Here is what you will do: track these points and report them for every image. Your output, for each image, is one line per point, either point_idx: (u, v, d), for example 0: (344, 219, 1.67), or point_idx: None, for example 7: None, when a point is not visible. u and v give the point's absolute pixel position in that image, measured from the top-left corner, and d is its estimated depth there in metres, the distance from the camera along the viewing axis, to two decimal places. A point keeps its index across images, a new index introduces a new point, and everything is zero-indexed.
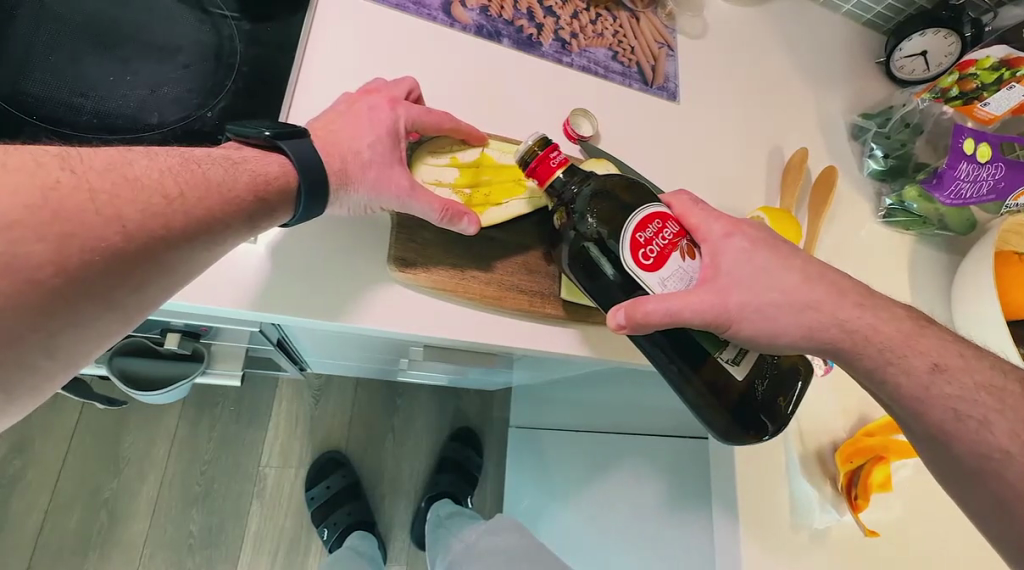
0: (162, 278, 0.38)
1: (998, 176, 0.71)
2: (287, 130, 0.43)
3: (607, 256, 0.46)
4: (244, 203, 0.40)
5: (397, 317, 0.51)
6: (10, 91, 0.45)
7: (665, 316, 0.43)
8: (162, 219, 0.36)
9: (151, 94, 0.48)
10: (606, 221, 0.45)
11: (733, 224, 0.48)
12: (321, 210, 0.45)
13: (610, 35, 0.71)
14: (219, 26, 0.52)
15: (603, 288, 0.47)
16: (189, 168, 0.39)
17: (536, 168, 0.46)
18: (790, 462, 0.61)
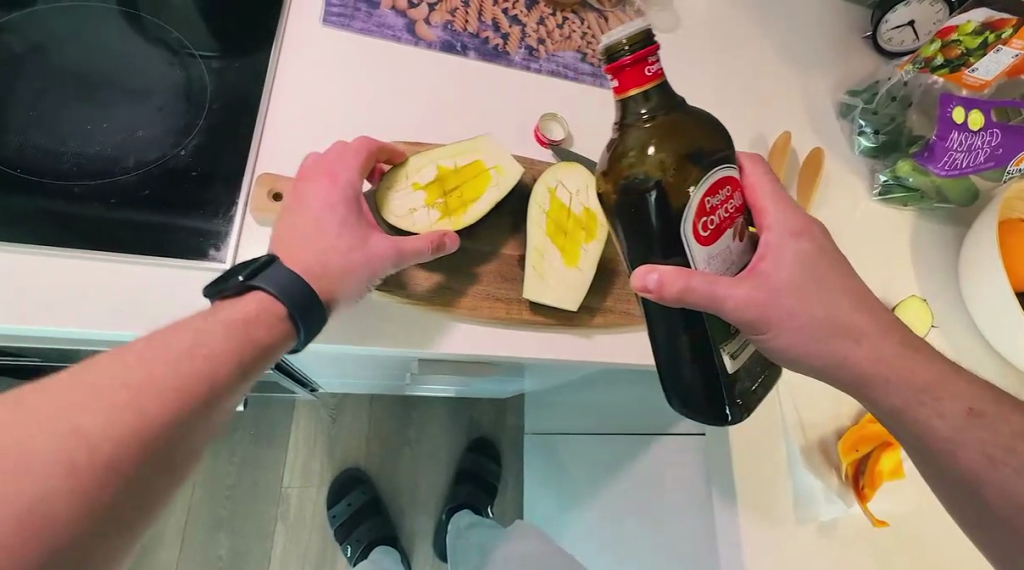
0: (165, 474, 0.34)
1: (994, 143, 0.68)
2: (257, 266, 0.41)
3: (662, 210, 0.40)
4: (232, 358, 0.38)
5: (376, 334, 0.52)
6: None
7: (706, 296, 0.41)
8: (134, 413, 0.33)
9: (127, 139, 0.50)
10: (679, 176, 0.40)
11: (802, 224, 0.46)
12: (320, 320, 0.42)
13: (579, 37, 0.71)
14: (189, 67, 0.54)
15: (637, 234, 0.42)
16: (155, 346, 0.36)
17: (625, 69, 0.37)
18: (790, 453, 0.60)
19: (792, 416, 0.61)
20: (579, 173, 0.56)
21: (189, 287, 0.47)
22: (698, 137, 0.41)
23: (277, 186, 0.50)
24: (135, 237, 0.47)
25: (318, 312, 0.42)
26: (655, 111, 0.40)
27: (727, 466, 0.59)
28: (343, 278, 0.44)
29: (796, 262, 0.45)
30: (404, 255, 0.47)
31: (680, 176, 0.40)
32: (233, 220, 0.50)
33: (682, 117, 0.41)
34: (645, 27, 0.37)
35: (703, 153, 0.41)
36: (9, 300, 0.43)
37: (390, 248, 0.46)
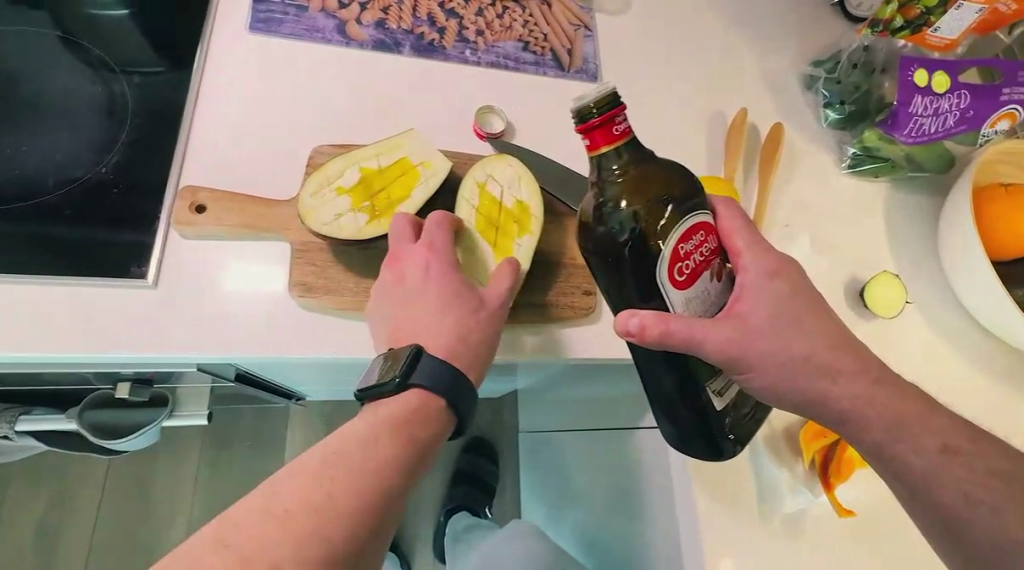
0: (375, 548, 0.38)
1: (963, 105, 0.65)
2: (409, 362, 0.43)
3: (639, 262, 0.40)
4: (407, 452, 0.41)
5: (303, 343, 0.50)
6: None
7: (685, 338, 0.40)
8: (322, 538, 0.35)
9: (50, 158, 0.51)
10: (653, 224, 0.39)
11: (778, 264, 0.45)
12: (468, 401, 0.45)
13: (520, 26, 0.69)
14: (112, 83, 0.55)
15: (615, 283, 0.41)
16: (333, 461, 0.38)
17: (592, 129, 0.37)
18: (754, 443, 0.57)
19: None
20: (509, 162, 0.55)
21: (113, 305, 0.48)
22: (671, 186, 0.40)
23: (198, 199, 0.51)
24: (57, 257, 0.48)
25: (467, 395, 0.45)
26: (628, 165, 0.39)
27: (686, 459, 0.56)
28: (468, 355, 0.46)
29: (773, 306, 0.44)
30: (506, 301, 0.49)
31: (657, 226, 0.39)
32: (156, 237, 0.50)
33: (654, 169, 0.40)
34: (612, 87, 0.36)
35: (677, 201, 0.40)
36: None
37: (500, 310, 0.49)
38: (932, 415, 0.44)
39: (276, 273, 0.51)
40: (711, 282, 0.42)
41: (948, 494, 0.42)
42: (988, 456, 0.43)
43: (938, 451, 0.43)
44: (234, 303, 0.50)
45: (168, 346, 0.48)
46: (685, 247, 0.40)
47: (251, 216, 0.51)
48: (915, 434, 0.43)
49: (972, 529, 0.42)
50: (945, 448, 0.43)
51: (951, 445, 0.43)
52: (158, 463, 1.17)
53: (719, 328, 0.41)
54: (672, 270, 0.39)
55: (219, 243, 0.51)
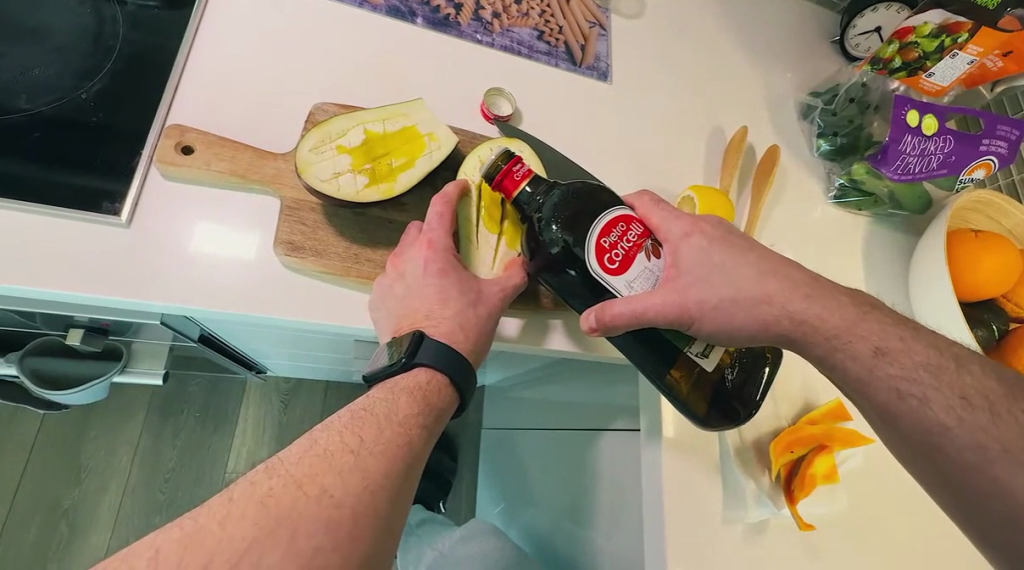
0: (407, 488, 0.37)
1: (947, 150, 0.68)
2: (415, 342, 0.43)
3: (575, 263, 0.45)
4: (421, 416, 0.41)
5: (281, 305, 0.48)
6: None
7: (630, 317, 0.43)
8: (361, 473, 0.35)
9: (25, 77, 0.48)
10: (571, 227, 0.44)
11: (692, 223, 0.46)
12: (473, 386, 0.46)
13: (536, 15, 0.69)
14: (101, 9, 0.52)
15: (572, 288, 0.47)
16: (361, 415, 0.39)
17: (500, 181, 0.45)
18: (722, 452, 0.58)
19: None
20: (521, 148, 0.54)
21: (78, 241, 0.45)
22: (584, 197, 0.46)
23: (185, 138, 0.48)
24: (15, 179, 0.44)
25: (471, 375, 0.45)
26: (543, 192, 0.46)
27: (654, 452, 0.58)
28: (470, 342, 0.46)
29: (750, 280, 0.45)
30: (511, 292, 0.49)
31: (582, 235, 0.44)
32: (133, 178, 0.47)
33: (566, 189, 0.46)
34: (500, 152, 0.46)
35: (592, 208, 0.45)
36: None
37: (505, 290, 0.49)
38: (860, 319, 0.43)
39: (259, 229, 0.49)
40: (647, 264, 0.45)
41: (880, 391, 0.42)
42: (924, 352, 0.42)
43: (869, 353, 0.42)
44: (216, 256, 0.48)
45: (136, 290, 0.45)
46: (612, 246, 0.44)
47: (242, 163, 0.49)
48: (847, 341, 0.43)
49: (904, 423, 0.41)
50: (879, 350, 0.42)
51: (884, 344, 0.42)
52: (97, 429, 1.09)
53: (660, 291, 0.44)
54: (610, 267, 0.44)
55: (205, 189, 0.49)
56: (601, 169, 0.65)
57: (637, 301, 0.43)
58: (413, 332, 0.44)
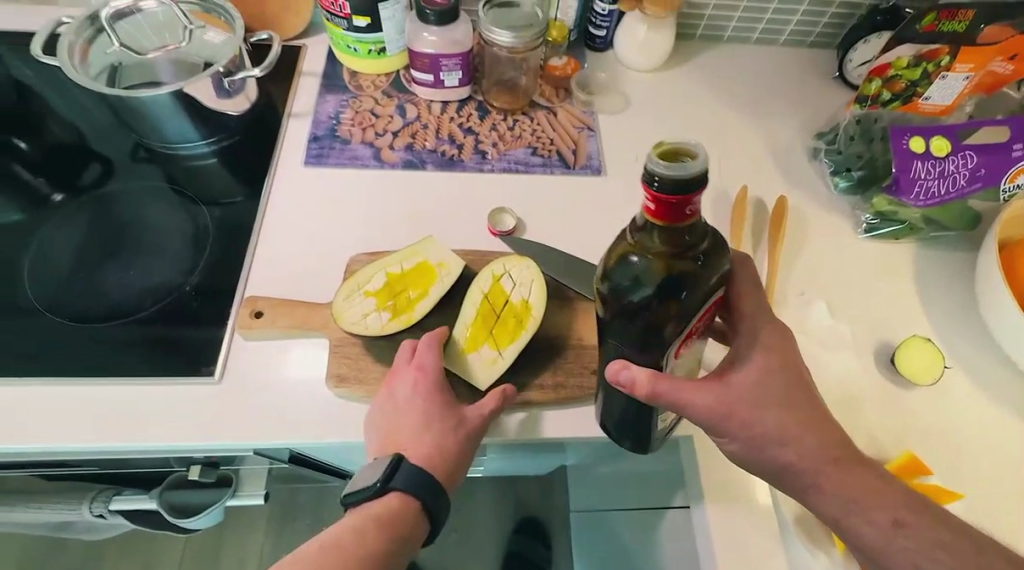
0: None
1: (972, 164, 0.66)
2: (392, 468, 0.50)
3: (658, 310, 0.41)
4: (383, 544, 0.48)
5: (339, 429, 0.57)
6: (56, 303, 0.63)
7: (670, 397, 0.45)
8: None
9: (149, 279, 0.65)
10: (678, 284, 0.41)
11: (779, 330, 0.50)
12: (443, 504, 0.52)
13: (529, 134, 0.79)
14: (198, 219, 0.70)
15: (622, 322, 0.43)
16: (329, 548, 0.46)
17: (675, 204, 0.35)
18: (780, 520, 0.56)
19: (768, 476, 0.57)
20: (528, 265, 0.61)
21: (187, 400, 0.58)
22: (700, 268, 0.41)
23: (257, 306, 0.61)
24: (145, 359, 0.60)
25: (441, 498, 0.51)
26: (672, 235, 0.39)
27: (701, 516, 0.57)
28: (444, 464, 0.52)
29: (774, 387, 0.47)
30: (491, 413, 0.54)
31: (675, 309, 0.41)
32: (223, 344, 0.61)
33: (695, 239, 0.40)
34: (702, 167, 0.34)
35: (697, 281, 0.41)
36: (55, 425, 0.56)
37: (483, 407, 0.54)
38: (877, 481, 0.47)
39: (316, 368, 0.60)
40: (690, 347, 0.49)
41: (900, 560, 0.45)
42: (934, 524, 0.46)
43: (889, 523, 0.45)
44: (286, 395, 0.58)
45: (228, 433, 0.56)
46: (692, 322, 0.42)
47: (298, 317, 0.60)
48: (867, 496, 0.46)
49: None
50: (897, 520, 0.45)
51: (902, 516, 0.46)
52: (228, 543, 1.24)
53: (706, 392, 0.47)
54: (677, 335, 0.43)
55: (275, 342, 0.61)
56: None
57: (684, 393, 0.46)
58: (391, 456, 0.51)
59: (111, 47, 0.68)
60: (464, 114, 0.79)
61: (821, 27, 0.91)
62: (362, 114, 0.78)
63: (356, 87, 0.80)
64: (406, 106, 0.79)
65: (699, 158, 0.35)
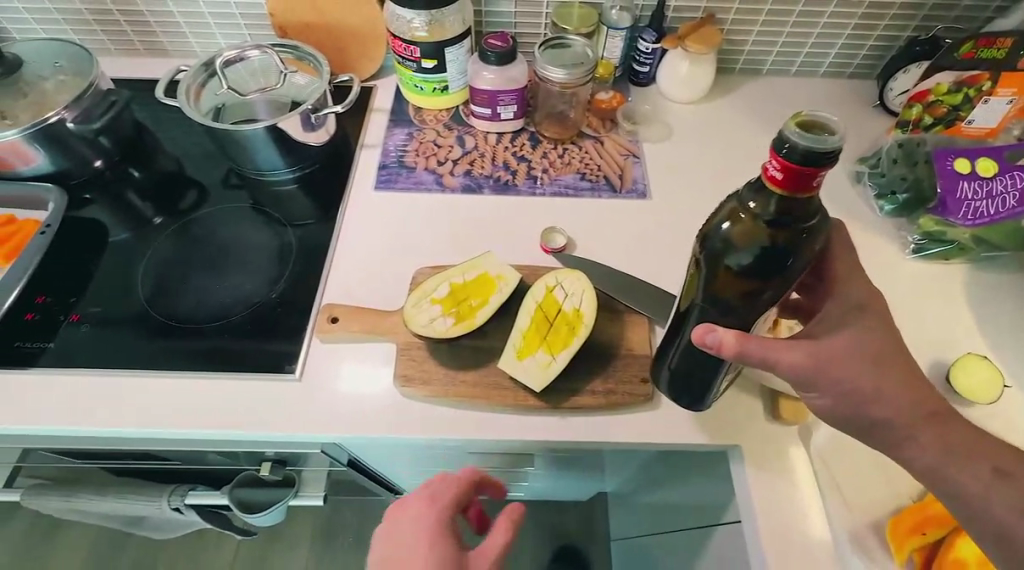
0: None
1: (1021, 185, 0.68)
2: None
3: (751, 278, 0.46)
4: None
5: (405, 425, 0.62)
6: (158, 307, 0.72)
7: (760, 357, 0.47)
8: None
9: (238, 288, 0.73)
10: (776, 257, 0.44)
11: (874, 296, 0.51)
12: None
13: (578, 161, 0.85)
14: (283, 235, 0.78)
15: (712, 284, 0.48)
16: None
17: (806, 173, 0.38)
18: (835, 533, 0.56)
19: (825, 447, 0.60)
20: (580, 277, 0.66)
21: (271, 395, 0.64)
22: (803, 239, 0.44)
23: (334, 312, 0.67)
24: (235, 358, 0.67)
25: None
26: (787, 206, 0.42)
27: (752, 525, 0.57)
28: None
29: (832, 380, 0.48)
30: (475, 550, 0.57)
31: (767, 274, 0.45)
32: (303, 346, 0.67)
33: (810, 210, 0.42)
34: (835, 143, 0.37)
35: (796, 251, 0.44)
36: (156, 415, 0.63)
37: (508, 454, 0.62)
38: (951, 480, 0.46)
39: (384, 370, 0.65)
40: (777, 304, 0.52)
41: None
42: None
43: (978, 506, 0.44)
44: (357, 393, 0.64)
45: (305, 427, 0.62)
46: (782, 286, 0.46)
47: (369, 323, 0.66)
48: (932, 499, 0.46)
49: None
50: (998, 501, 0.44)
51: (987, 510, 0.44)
52: (275, 554, 1.28)
53: (797, 354, 0.48)
54: (764, 295, 0.47)
55: (347, 345, 0.67)
56: (654, 273, 0.74)
57: (773, 351, 0.48)
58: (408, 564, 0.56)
59: (221, 89, 0.79)
60: (517, 143, 0.86)
61: (860, 58, 0.94)
62: (425, 144, 0.86)
63: (420, 120, 0.89)
64: (464, 137, 0.87)
65: (835, 135, 0.38)
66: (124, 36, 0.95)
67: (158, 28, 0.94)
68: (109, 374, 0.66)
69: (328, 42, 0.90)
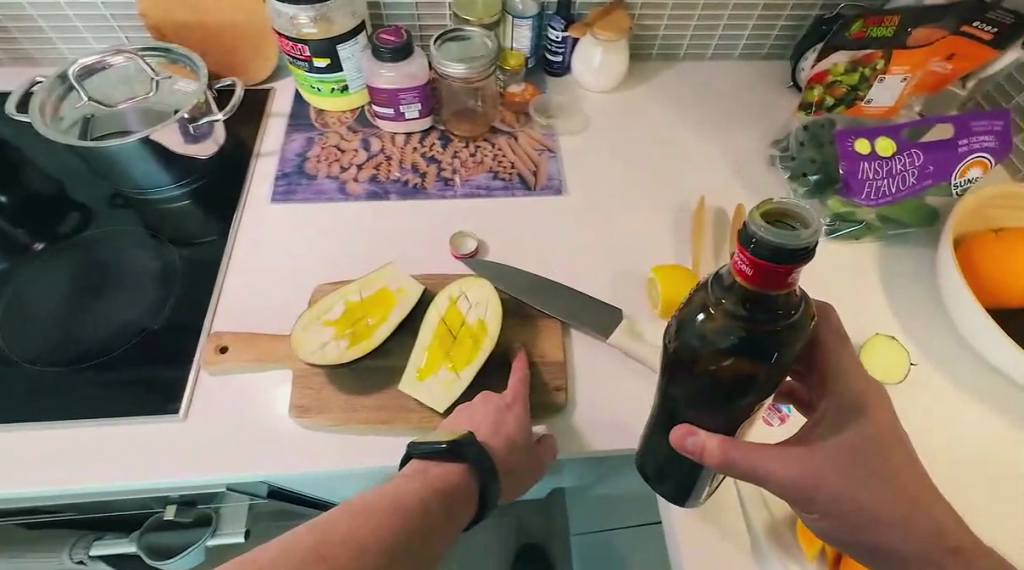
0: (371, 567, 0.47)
1: (919, 162, 0.68)
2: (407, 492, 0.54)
3: (729, 373, 0.43)
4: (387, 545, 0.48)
5: (305, 458, 0.57)
6: (22, 349, 0.64)
7: (744, 462, 0.46)
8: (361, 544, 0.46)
9: (117, 320, 0.66)
10: (754, 353, 0.42)
11: (868, 387, 0.50)
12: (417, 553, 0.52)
13: (490, 159, 0.81)
14: (168, 258, 0.72)
15: (687, 377, 0.46)
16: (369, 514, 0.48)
17: (776, 270, 0.35)
18: (752, 530, 0.55)
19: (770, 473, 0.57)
20: (483, 284, 0.62)
21: (154, 438, 0.59)
22: (785, 333, 0.41)
23: (222, 340, 0.62)
24: (112, 399, 0.60)
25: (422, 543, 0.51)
26: (761, 302, 0.39)
27: (670, 529, 0.56)
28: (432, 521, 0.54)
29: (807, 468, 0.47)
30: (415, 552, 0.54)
31: (748, 368, 0.42)
32: (189, 380, 0.61)
33: (788, 306, 0.40)
34: (808, 239, 0.34)
35: (779, 345, 0.41)
36: (22, 471, 0.57)
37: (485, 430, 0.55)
38: None
39: (281, 399, 0.61)
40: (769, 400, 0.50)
41: None
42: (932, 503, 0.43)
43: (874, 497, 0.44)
44: (252, 427, 0.59)
45: (194, 469, 0.57)
46: (768, 379, 0.43)
47: (262, 349, 0.61)
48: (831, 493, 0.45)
49: None
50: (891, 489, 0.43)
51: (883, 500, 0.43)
52: None
53: (787, 461, 0.47)
54: (749, 387, 0.44)
55: (240, 376, 0.62)
56: (570, 273, 0.71)
57: (760, 459, 0.46)
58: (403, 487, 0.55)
59: (80, 102, 0.71)
60: (426, 143, 0.82)
61: (772, 39, 0.94)
62: (328, 149, 0.81)
63: (322, 124, 0.83)
64: (370, 139, 0.82)
65: (808, 230, 0.34)
66: None
67: (19, 34, 0.84)
68: None
69: (211, 42, 0.82)
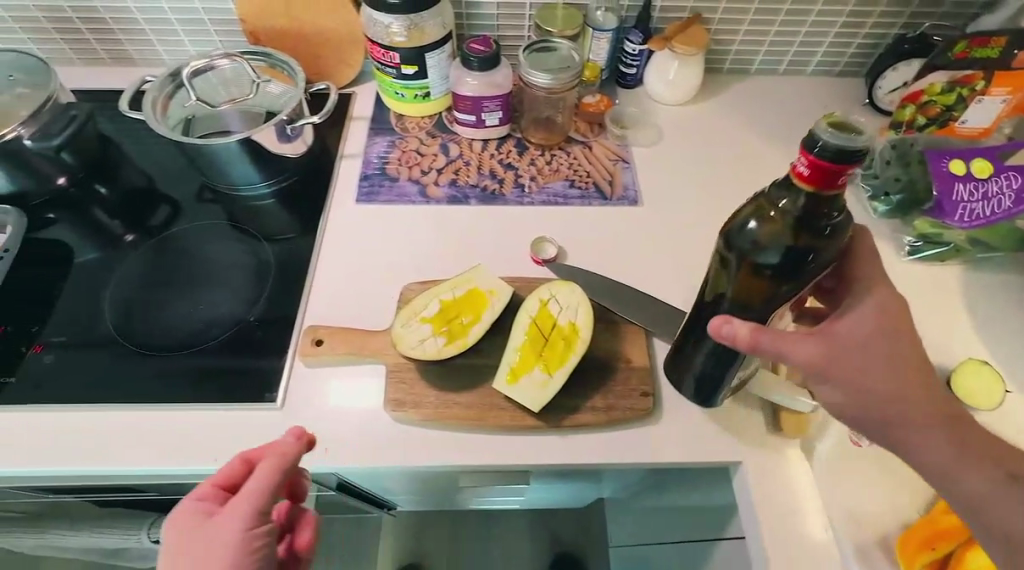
0: None
1: (1017, 185, 0.66)
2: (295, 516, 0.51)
3: (774, 272, 0.46)
4: None
5: (396, 452, 0.59)
6: (128, 335, 0.67)
7: (773, 352, 0.46)
8: None
9: (214, 309, 0.69)
10: (800, 255, 0.44)
11: (891, 292, 0.49)
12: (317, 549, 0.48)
13: (566, 168, 0.82)
14: (260, 252, 0.75)
15: (733, 280, 0.48)
16: None
17: (835, 170, 0.38)
18: (844, 550, 0.54)
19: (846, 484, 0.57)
20: (573, 288, 0.63)
21: (253, 425, 0.61)
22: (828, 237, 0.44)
23: (318, 334, 0.64)
24: (213, 386, 0.63)
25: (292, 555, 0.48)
26: (814, 203, 0.42)
27: (759, 543, 0.56)
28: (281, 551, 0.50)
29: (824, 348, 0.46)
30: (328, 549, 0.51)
31: (795, 268, 0.45)
32: (284, 372, 0.64)
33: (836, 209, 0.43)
34: (865, 141, 0.37)
35: (821, 247, 0.44)
36: (131, 451, 0.60)
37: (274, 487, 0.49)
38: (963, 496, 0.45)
39: (371, 394, 0.62)
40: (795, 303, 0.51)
41: None
42: None
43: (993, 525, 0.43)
44: (345, 420, 0.61)
45: None
46: (803, 284, 0.46)
47: (355, 345, 0.63)
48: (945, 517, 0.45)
49: None
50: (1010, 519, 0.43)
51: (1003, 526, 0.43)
52: None
53: (810, 342, 0.46)
54: (785, 285, 0.46)
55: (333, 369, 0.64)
56: (649, 283, 0.72)
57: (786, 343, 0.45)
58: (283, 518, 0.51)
59: (188, 101, 0.75)
60: (503, 151, 0.84)
61: (848, 57, 0.93)
62: (408, 153, 0.83)
63: (402, 128, 0.86)
64: (449, 144, 0.84)
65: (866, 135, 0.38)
66: (87, 45, 0.91)
67: (124, 37, 0.89)
68: (80, 409, 0.62)
69: (300, 49, 0.86)
